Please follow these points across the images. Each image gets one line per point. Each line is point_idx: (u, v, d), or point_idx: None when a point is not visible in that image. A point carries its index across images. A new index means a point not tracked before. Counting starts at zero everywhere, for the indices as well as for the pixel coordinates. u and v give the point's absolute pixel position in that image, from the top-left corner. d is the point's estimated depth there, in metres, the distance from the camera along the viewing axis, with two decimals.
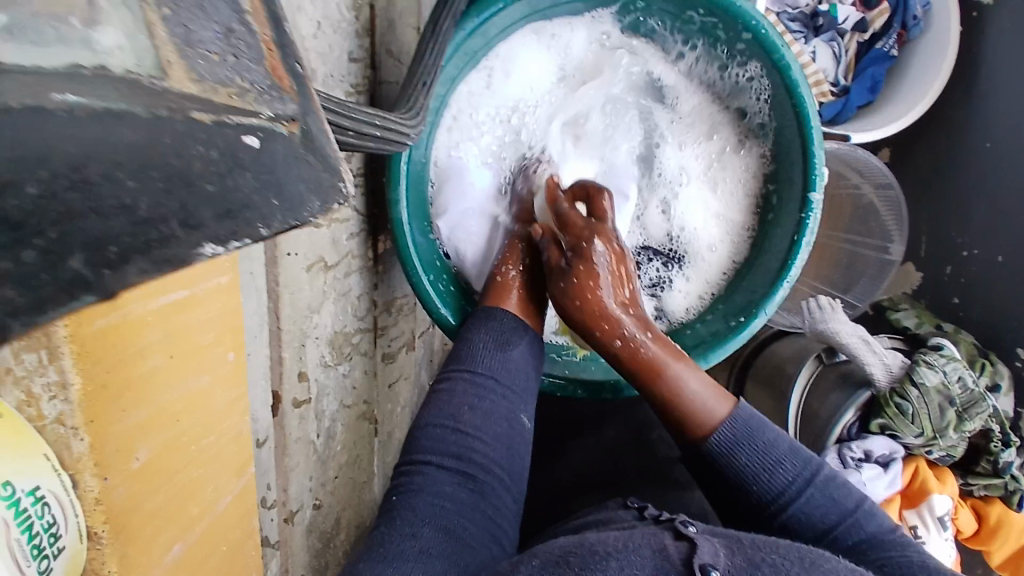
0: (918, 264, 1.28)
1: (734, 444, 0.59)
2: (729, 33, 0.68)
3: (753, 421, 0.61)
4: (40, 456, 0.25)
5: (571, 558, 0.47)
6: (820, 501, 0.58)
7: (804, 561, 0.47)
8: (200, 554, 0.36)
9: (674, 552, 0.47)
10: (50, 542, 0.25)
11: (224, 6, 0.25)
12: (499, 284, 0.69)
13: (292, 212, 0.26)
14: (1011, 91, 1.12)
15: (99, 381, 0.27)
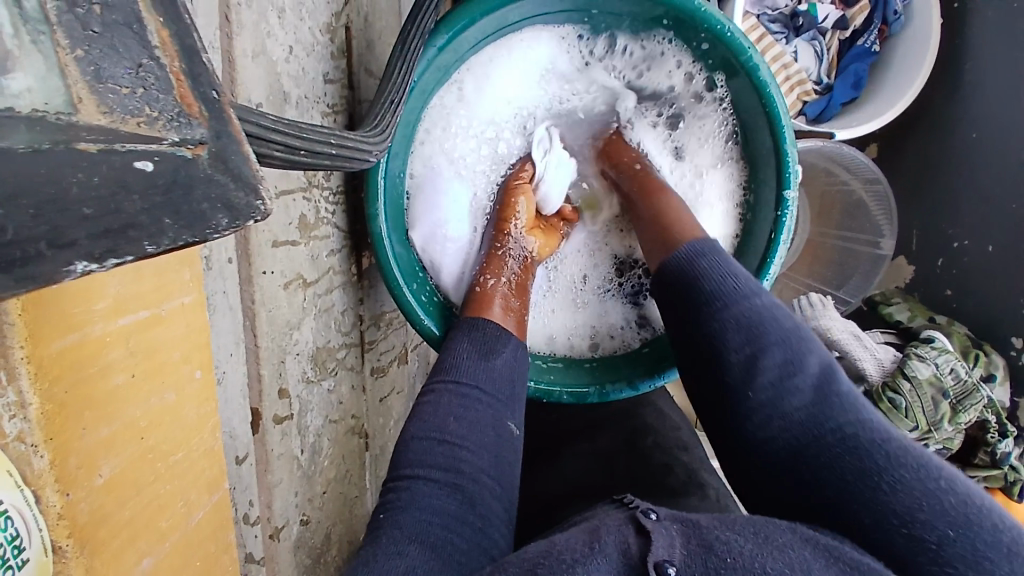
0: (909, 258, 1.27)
1: (707, 262, 0.63)
2: (700, 38, 0.69)
3: (733, 272, 0.62)
4: (2, 473, 0.25)
5: (540, 567, 0.44)
6: (791, 352, 0.57)
7: (760, 540, 0.45)
8: (173, 566, 0.37)
9: (634, 547, 0.45)
10: (14, 554, 0.25)
11: (134, 43, 0.26)
12: (479, 294, 0.71)
13: (190, 227, 0.27)
14: (990, 83, 1.12)
15: (60, 402, 0.28)
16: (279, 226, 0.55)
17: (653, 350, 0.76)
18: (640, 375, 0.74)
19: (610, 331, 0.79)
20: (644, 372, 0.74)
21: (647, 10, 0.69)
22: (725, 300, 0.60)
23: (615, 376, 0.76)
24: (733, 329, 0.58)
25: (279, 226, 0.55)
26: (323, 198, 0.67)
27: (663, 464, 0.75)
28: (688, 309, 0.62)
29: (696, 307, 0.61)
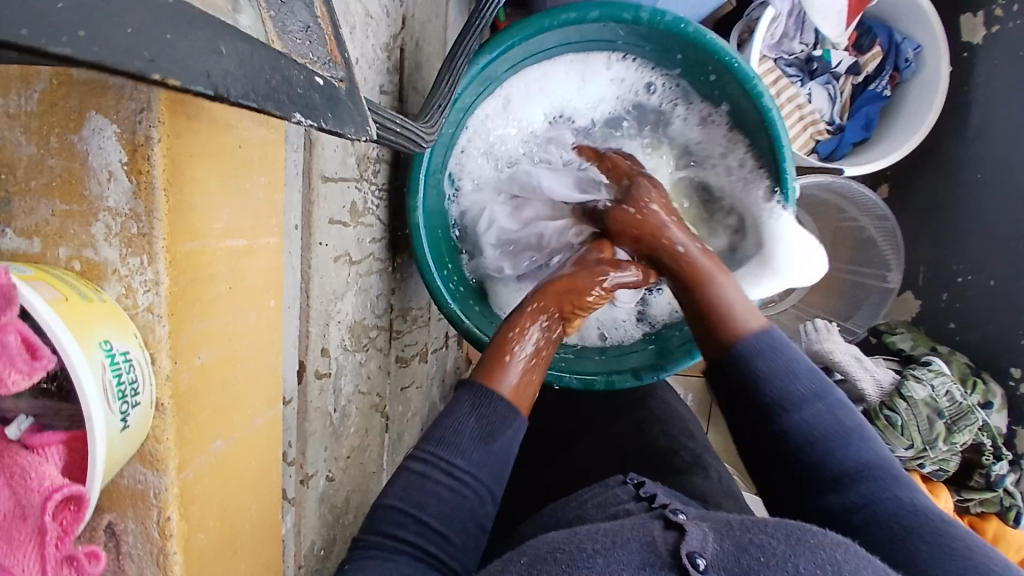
0: (914, 292, 1.31)
1: (763, 362, 0.63)
2: (709, 68, 0.78)
3: (772, 341, 0.65)
4: (127, 329, 0.31)
5: (559, 555, 0.52)
6: (828, 420, 0.60)
7: (790, 538, 0.51)
8: (236, 459, 0.42)
9: (662, 543, 0.52)
10: (131, 393, 0.31)
11: (305, 14, 0.38)
12: (497, 360, 0.65)
13: (342, 122, 0.36)
14: (992, 126, 1.18)
15: (181, 287, 0.34)
16: (335, 207, 0.65)
17: (656, 344, 0.82)
18: (644, 365, 0.81)
19: (614, 323, 0.85)
20: (649, 364, 0.81)
21: (665, 44, 0.78)
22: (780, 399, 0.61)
23: (621, 365, 0.82)
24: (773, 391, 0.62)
25: (336, 206, 0.65)
26: (371, 190, 0.76)
27: (664, 451, 0.81)
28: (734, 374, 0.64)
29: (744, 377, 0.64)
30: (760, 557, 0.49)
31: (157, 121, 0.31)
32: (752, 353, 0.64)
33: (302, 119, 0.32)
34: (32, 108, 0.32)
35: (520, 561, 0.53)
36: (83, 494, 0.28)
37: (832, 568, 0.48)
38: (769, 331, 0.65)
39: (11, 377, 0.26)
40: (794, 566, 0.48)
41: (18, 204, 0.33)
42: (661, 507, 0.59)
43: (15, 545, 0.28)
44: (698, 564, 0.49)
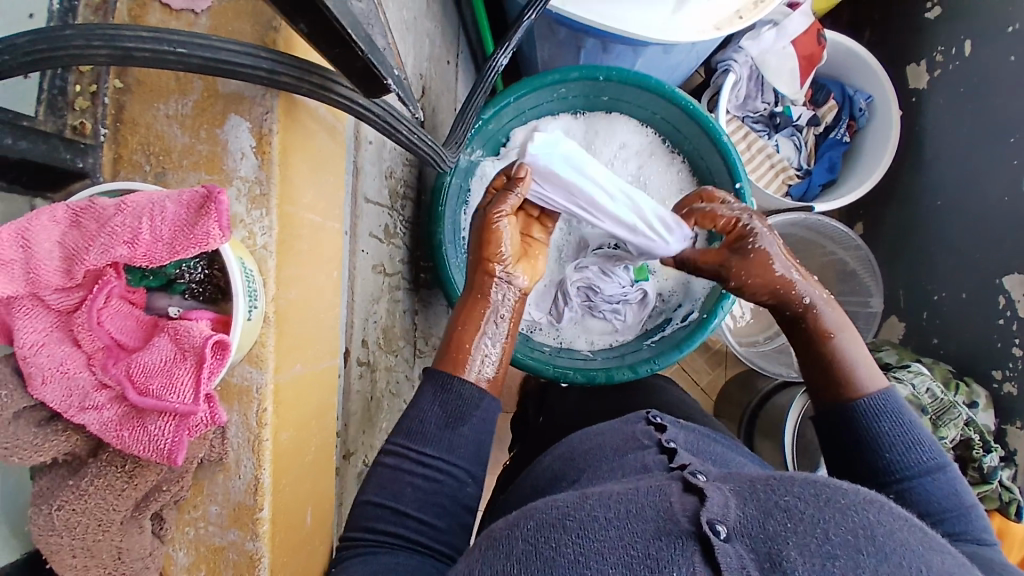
0: (899, 314, 1.36)
1: (890, 424, 0.61)
2: (670, 112, 0.96)
3: (895, 405, 0.63)
4: (250, 257, 0.45)
5: (569, 521, 0.45)
6: (947, 491, 0.58)
7: (820, 498, 0.44)
8: (308, 386, 0.54)
9: (681, 513, 0.45)
10: (253, 299, 0.44)
11: None
12: (457, 340, 0.68)
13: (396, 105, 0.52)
14: (946, 152, 1.27)
15: (285, 235, 0.48)
16: (373, 224, 0.80)
17: (650, 344, 0.93)
18: (639, 361, 0.90)
19: (599, 333, 0.96)
20: (642, 361, 0.91)
21: (638, 97, 0.96)
22: (907, 470, 0.59)
23: (618, 363, 0.91)
24: (915, 500, 0.58)
25: (373, 224, 0.79)
26: (399, 220, 0.91)
27: None
28: (854, 449, 0.62)
29: (865, 456, 0.61)
30: (788, 524, 0.42)
31: (276, 119, 0.47)
32: (868, 415, 0.62)
33: (391, 84, 0.44)
34: (187, 111, 0.48)
35: (527, 525, 0.47)
36: (228, 341, 0.39)
37: (866, 533, 0.42)
38: (889, 394, 0.63)
39: (216, 230, 0.37)
40: (823, 532, 0.42)
41: (172, 176, 0.48)
42: (674, 461, 0.55)
43: (177, 377, 0.39)
44: (719, 531, 0.42)
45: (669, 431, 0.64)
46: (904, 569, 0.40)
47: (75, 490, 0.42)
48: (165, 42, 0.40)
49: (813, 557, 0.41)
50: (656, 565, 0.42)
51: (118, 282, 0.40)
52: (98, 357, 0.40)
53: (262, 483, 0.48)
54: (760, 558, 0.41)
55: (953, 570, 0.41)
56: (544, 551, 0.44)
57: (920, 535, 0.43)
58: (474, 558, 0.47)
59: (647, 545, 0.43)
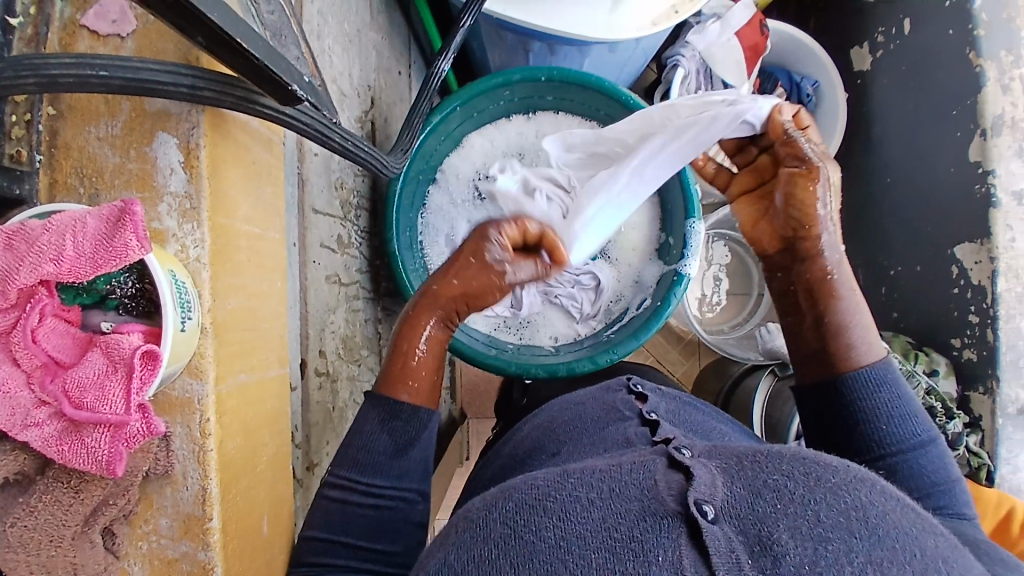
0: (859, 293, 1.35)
1: (888, 395, 0.62)
2: (612, 105, 0.98)
3: (890, 376, 0.63)
4: (183, 268, 0.46)
5: (549, 503, 0.42)
6: (935, 465, 0.59)
7: (811, 479, 0.42)
8: (256, 395, 0.54)
9: (665, 489, 0.42)
10: (186, 312, 0.44)
11: None
12: (404, 362, 0.66)
13: (321, 107, 0.53)
14: (891, 128, 1.25)
15: (219, 247, 0.49)
16: (324, 234, 0.80)
17: (610, 333, 0.94)
18: (598, 351, 0.92)
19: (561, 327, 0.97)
20: (602, 350, 0.92)
21: (581, 93, 0.98)
22: (899, 443, 0.60)
23: (579, 354, 0.93)
24: (904, 471, 0.59)
25: (325, 234, 0.80)
26: (354, 230, 0.92)
27: None
28: (844, 421, 0.62)
29: (857, 428, 0.62)
30: (778, 504, 0.40)
31: (203, 133, 0.47)
32: (859, 388, 0.62)
33: (299, 90, 0.44)
34: (116, 131, 0.48)
35: (505, 507, 0.43)
36: (158, 352, 0.40)
37: (860, 516, 0.40)
38: (885, 365, 0.64)
39: (133, 242, 0.38)
40: (815, 515, 0.39)
41: (105, 197, 0.48)
42: (657, 433, 0.54)
43: (108, 390, 0.39)
44: (706, 512, 0.40)
45: (651, 401, 0.65)
46: (900, 552, 0.38)
47: (24, 507, 0.43)
48: (87, 66, 0.41)
49: (805, 540, 0.38)
50: (639, 547, 0.39)
51: (51, 300, 0.40)
52: (36, 375, 0.40)
53: (210, 493, 0.48)
54: (749, 542, 0.39)
55: (947, 552, 0.40)
56: (524, 536, 0.41)
57: (912, 515, 0.41)
58: (447, 536, 0.45)
59: (632, 527, 0.40)
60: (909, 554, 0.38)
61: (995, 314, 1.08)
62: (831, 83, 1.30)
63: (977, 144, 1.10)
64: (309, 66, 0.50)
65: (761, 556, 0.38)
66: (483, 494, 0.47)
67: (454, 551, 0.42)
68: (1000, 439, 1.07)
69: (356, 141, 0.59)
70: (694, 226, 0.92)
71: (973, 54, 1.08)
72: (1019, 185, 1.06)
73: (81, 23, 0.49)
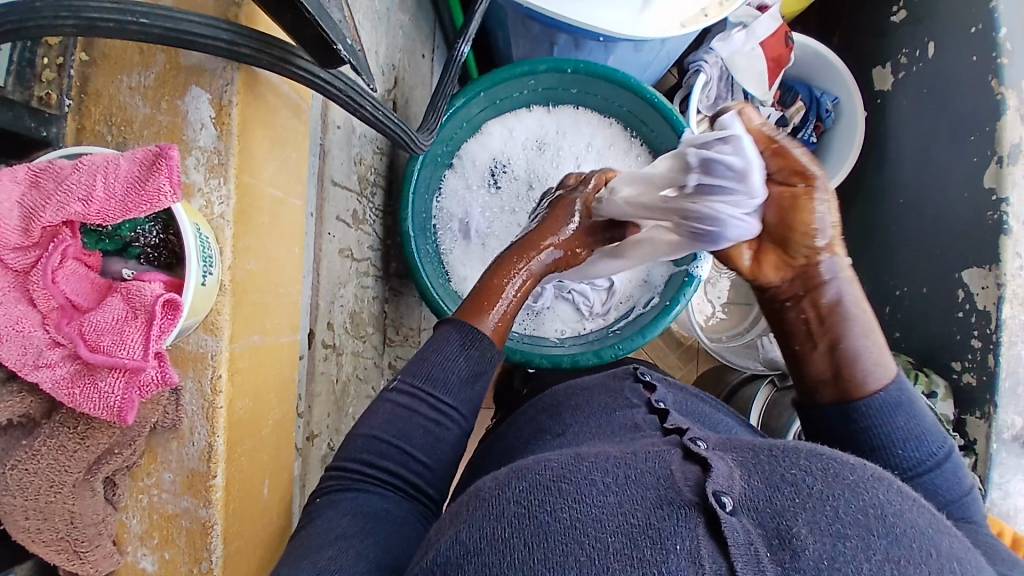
0: None
1: (901, 422, 0.58)
2: (635, 102, 0.98)
3: (905, 397, 0.60)
4: (206, 223, 0.46)
5: (564, 485, 0.42)
6: (951, 482, 0.58)
7: (829, 475, 0.42)
8: (267, 358, 0.54)
9: (683, 480, 0.42)
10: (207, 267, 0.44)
11: None
12: (491, 295, 0.69)
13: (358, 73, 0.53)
14: (909, 149, 1.25)
15: (243, 207, 0.48)
16: (340, 208, 0.80)
17: (617, 330, 0.94)
18: (603, 346, 0.92)
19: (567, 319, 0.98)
20: (607, 345, 0.93)
21: (605, 88, 0.98)
22: (914, 469, 0.58)
23: (583, 347, 0.93)
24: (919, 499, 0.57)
25: (341, 208, 0.80)
26: (369, 207, 0.92)
27: None
28: (854, 448, 0.60)
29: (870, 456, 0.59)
30: (796, 498, 0.41)
31: (236, 91, 0.47)
32: (876, 413, 0.59)
33: (343, 49, 0.45)
34: (149, 82, 0.47)
35: (519, 487, 0.42)
36: (179, 302, 0.40)
37: (877, 514, 0.40)
38: (901, 386, 0.60)
39: (166, 189, 0.38)
40: (834, 511, 0.40)
41: (132, 147, 0.48)
42: (667, 421, 0.56)
43: (126, 334, 0.39)
44: (724, 504, 0.40)
45: (658, 391, 0.66)
46: (916, 551, 0.39)
47: (28, 450, 0.43)
48: (128, 13, 0.41)
49: (823, 535, 0.39)
50: (658, 537, 0.39)
51: (73, 242, 0.40)
52: (51, 317, 0.40)
53: (215, 450, 0.48)
54: (768, 535, 0.39)
55: (963, 554, 0.40)
56: (540, 515, 0.40)
57: (929, 516, 0.42)
58: (450, 518, 0.45)
59: (648, 514, 0.40)
60: (926, 555, 0.39)
61: (998, 339, 1.08)
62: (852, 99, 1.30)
63: (992, 170, 1.10)
64: (350, 29, 0.49)
65: (779, 549, 0.38)
66: (493, 475, 0.47)
67: (464, 528, 0.41)
68: (993, 464, 1.06)
69: (385, 112, 0.59)
70: None
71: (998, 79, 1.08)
72: None
73: None
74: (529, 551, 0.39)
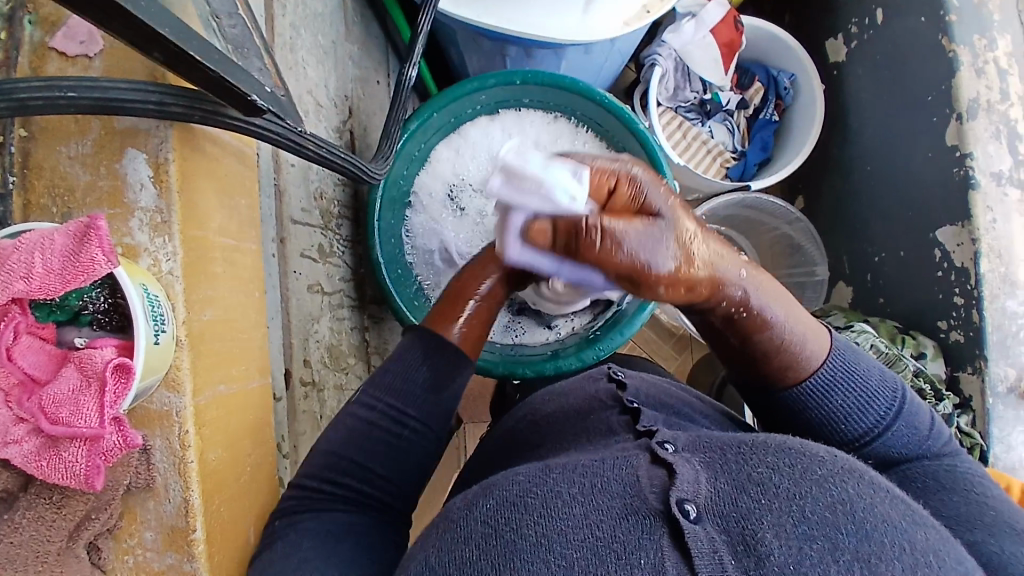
0: (845, 280, 1.35)
1: (841, 396, 0.60)
2: (590, 107, 0.99)
3: (836, 364, 0.62)
4: (155, 282, 0.46)
5: (529, 499, 0.44)
6: (906, 433, 0.60)
7: (798, 473, 0.44)
8: (237, 406, 0.54)
9: (648, 487, 0.44)
10: (158, 327, 0.44)
11: None
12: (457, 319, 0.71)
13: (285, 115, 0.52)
14: (870, 116, 1.26)
15: (191, 263, 0.49)
16: (304, 244, 0.81)
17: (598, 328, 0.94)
18: (583, 349, 0.93)
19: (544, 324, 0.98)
20: (587, 347, 0.94)
21: (556, 96, 0.99)
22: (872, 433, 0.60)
23: (567, 350, 0.94)
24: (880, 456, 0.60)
25: (305, 244, 0.80)
26: (336, 239, 0.93)
27: None
28: (811, 428, 0.62)
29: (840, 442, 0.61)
30: (763, 500, 0.43)
31: (171, 147, 0.48)
32: (817, 390, 0.61)
33: (259, 100, 0.44)
34: (87, 149, 0.48)
35: (486, 504, 0.45)
36: (130, 364, 0.40)
37: (845, 510, 0.42)
38: (838, 351, 0.63)
39: (99, 258, 0.38)
40: (801, 511, 0.42)
41: (77, 215, 0.48)
42: (640, 423, 0.57)
43: (83, 402, 0.40)
44: (688, 511, 0.42)
45: (629, 388, 0.67)
46: (889, 547, 0.41)
47: (9, 524, 0.43)
48: (57, 88, 0.41)
49: (789, 539, 0.41)
50: (623, 550, 0.41)
51: (25, 318, 0.41)
52: (14, 394, 0.40)
53: (191, 504, 0.48)
54: (733, 541, 0.41)
55: (937, 545, 0.42)
56: (505, 533, 0.43)
57: (902, 507, 0.44)
58: (431, 545, 0.45)
59: (614, 527, 0.42)
60: (899, 549, 0.41)
61: (979, 295, 1.05)
62: (807, 75, 1.31)
63: (953, 128, 1.08)
64: (270, 79, 0.49)
65: (744, 556, 0.40)
66: (465, 492, 0.49)
67: (434, 552, 0.43)
68: (991, 419, 1.02)
69: (330, 149, 0.60)
70: None
71: (948, 38, 1.08)
72: (997, 166, 1.04)
73: (50, 44, 0.49)
74: (494, 569, 0.41)
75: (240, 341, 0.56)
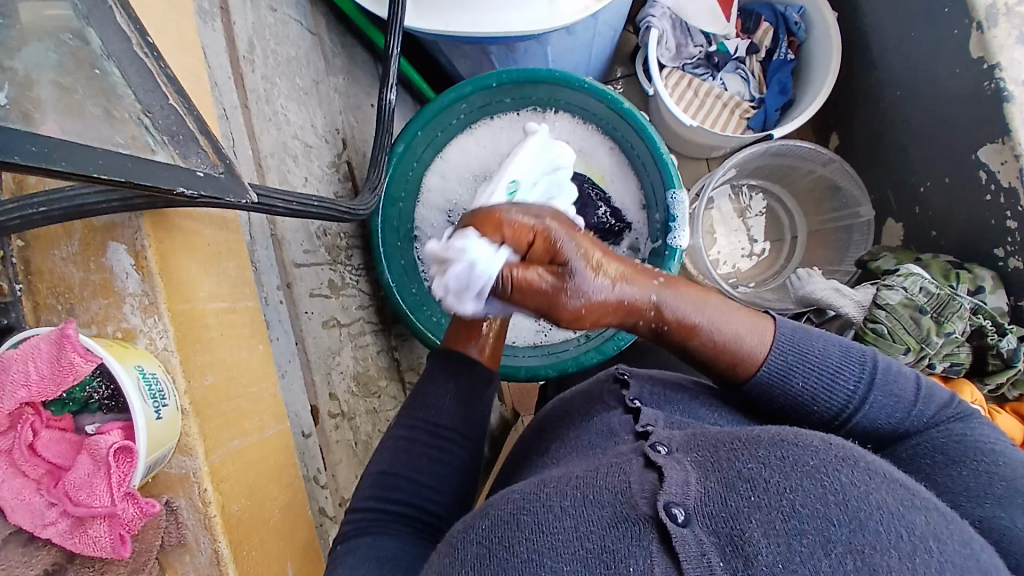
0: (894, 217, 1.23)
1: (799, 380, 0.59)
2: (574, 96, 0.97)
3: (786, 346, 0.60)
4: (153, 358, 0.50)
5: (523, 516, 0.43)
6: (887, 397, 0.58)
7: (788, 464, 0.42)
8: (253, 456, 0.58)
9: (639, 493, 0.43)
10: (158, 402, 0.48)
11: None
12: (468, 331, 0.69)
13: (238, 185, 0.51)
14: (889, 39, 1.16)
15: (183, 335, 0.53)
16: (312, 283, 0.84)
17: None
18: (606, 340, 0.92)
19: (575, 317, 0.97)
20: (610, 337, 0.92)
21: (538, 91, 0.98)
22: (847, 406, 0.58)
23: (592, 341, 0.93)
24: (866, 429, 0.58)
25: (313, 283, 0.84)
26: (347, 270, 0.96)
27: None
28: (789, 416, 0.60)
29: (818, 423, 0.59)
30: (752, 497, 0.41)
31: (146, 235, 0.51)
32: (773, 379, 0.59)
33: (186, 189, 0.46)
34: (75, 250, 0.52)
35: (481, 525, 0.44)
36: (132, 446, 0.45)
37: (839, 500, 0.40)
38: (784, 334, 0.61)
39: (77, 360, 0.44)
40: (791, 506, 0.40)
41: (80, 309, 0.52)
42: (639, 421, 0.56)
43: (96, 483, 0.44)
44: (675, 515, 0.40)
45: (633, 387, 0.65)
46: (885, 536, 0.38)
47: None
48: (28, 205, 0.45)
49: (777, 537, 0.39)
50: (612, 559, 0.40)
51: (39, 416, 0.45)
52: (45, 481, 0.45)
53: (222, 554, 0.52)
54: (721, 543, 0.39)
55: (942, 529, 0.40)
56: (501, 550, 0.42)
57: (902, 492, 0.41)
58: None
59: (604, 536, 0.41)
60: (895, 536, 0.38)
61: None
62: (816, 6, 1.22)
63: (974, 39, 0.98)
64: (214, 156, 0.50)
65: (732, 557, 0.39)
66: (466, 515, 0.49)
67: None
68: None
69: (301, 200, 0.63)
70: (676, 196, 0.94)
71: None
72: None
73: None
74: None
75: (246, 397, 0.60)
